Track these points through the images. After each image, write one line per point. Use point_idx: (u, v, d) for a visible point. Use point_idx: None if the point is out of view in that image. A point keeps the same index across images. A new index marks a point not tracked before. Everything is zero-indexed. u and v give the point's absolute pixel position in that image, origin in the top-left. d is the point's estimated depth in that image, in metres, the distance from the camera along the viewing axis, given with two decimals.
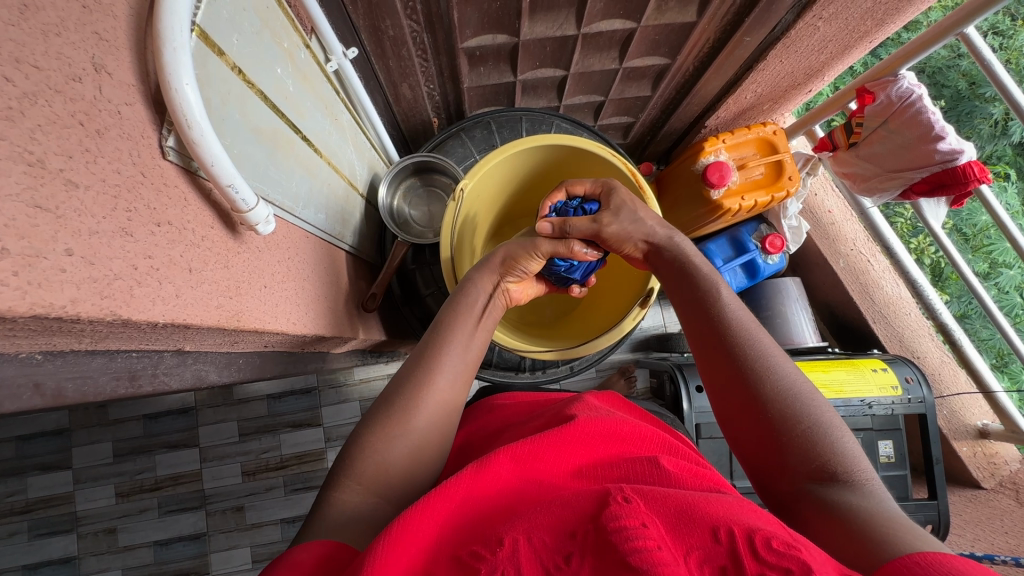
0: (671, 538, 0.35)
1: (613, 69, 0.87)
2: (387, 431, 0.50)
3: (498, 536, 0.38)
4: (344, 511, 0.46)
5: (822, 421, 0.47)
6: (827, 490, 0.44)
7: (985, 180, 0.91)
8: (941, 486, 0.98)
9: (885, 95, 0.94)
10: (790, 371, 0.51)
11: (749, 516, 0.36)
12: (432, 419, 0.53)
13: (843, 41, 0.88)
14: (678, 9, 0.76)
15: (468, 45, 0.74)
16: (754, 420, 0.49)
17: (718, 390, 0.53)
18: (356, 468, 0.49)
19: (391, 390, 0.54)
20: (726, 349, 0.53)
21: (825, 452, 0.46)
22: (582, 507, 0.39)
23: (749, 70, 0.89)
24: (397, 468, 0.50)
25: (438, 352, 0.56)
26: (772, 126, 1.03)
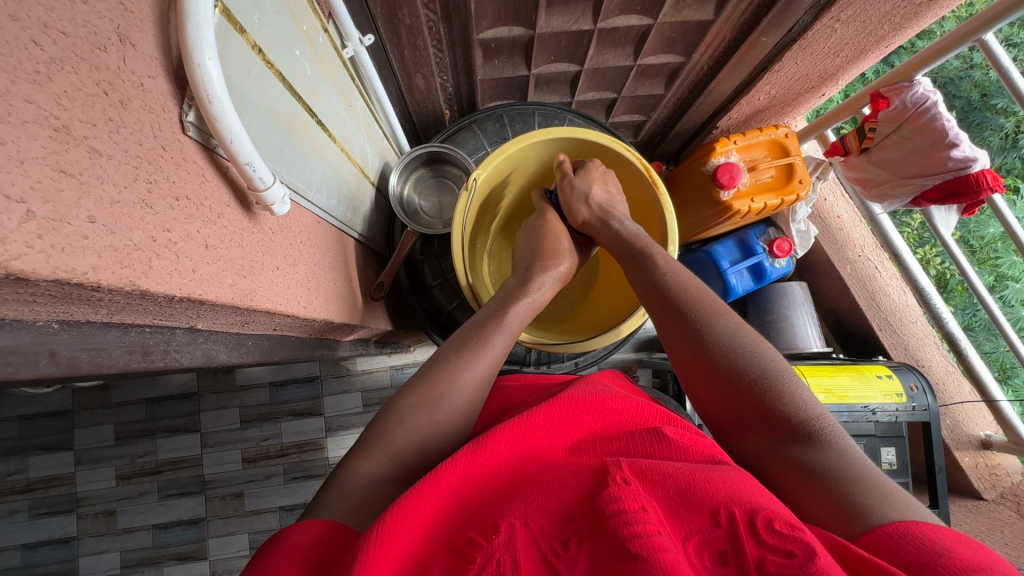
0: (670, 523, 0.35)
1: (627, 66, 0.87)
2: (426, 407, 0.51)
3: (493, 520, 0.38)
4: (368, 485, 0.46)
5: (774, 375, 0.49)
6: (790, 448, 0.45)
7: (999, 188, 0.91)
8: (943, 494, 0.97)
9: (899, 100, 0.94)
10: (737, 331, 0.53)
11: (750, 492, 0.36)
12: (471, 404, 0.54)
13: (859, 45, 0.87)
14: (696, 7, 0.76)
15: (483, 36, 0.74)
16: (713, 387, 0.51)
17: (676, 359, 0.56)
18: (390, 437, 0.49)
19: (434, 365, 0.55)
20: (683, 322, 0.55)
21: (779, 407, 0.47)
22: (580, 488, 0.39)
23: (763, 71, 0.89)
24: (430, 446, 0.50)
25: (484, 341, 0.57)
26: (784, 128, 1.03)
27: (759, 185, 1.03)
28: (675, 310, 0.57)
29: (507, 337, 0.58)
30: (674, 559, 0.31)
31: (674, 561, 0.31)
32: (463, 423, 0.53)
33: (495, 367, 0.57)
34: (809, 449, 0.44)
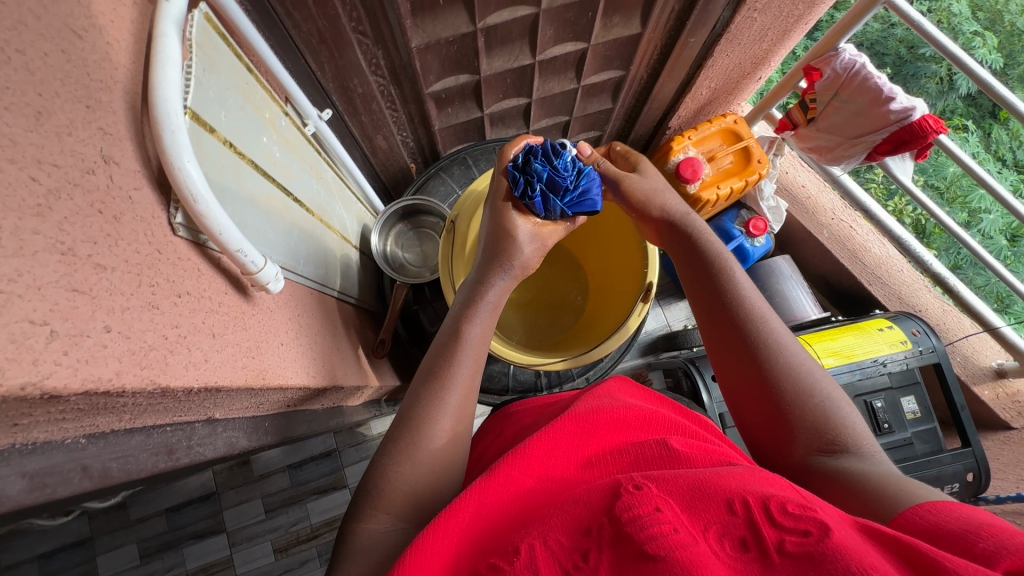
0: (689, 517, 0.35)
1: (573, 88, 0.92)
2: (406, 451, 0.51)
3: (510, 542, 0.38)
4: (376, 541, 0.46)
5: (829, 394, 0.50)
6: (821, 453, 0.48)
7: (944, 127, 0.96)
8: (973, 431, 0.98)
9: (830, 69, 1.00)
10: (796, 349, 0.54)
11: (759, 482, 0.37)
12: (450, 431, 0.53)
13: (780, 27, 0.93)
14: (623, 24, 0.80)
15: (433, 89, 0.78)
16: (750, 390, 0.53)
17: (728, 367, 0.56)
18: (377, 492, 0.49)
19: (411, 403, 0.55)
20: (733, 328, 0.56)
21: (831, 424, 0.49)
22: (595, 500, 0.38)
23: (699, 68, 0.95)
24: (421, 486, 0.50)
25: (452, 358, 0.57)
26: (733, 116, 1.09)
27: (723, 164, 1.07)
28: (722, 314, 0.57)
29: (472, 352, 0.58)
30: (693, 554, 0.32)
31: (695, 556, 0.32)
32: (451, 457, 0.53)
33: (469, 388, 0.56)
34: (846, 457, 0.47)
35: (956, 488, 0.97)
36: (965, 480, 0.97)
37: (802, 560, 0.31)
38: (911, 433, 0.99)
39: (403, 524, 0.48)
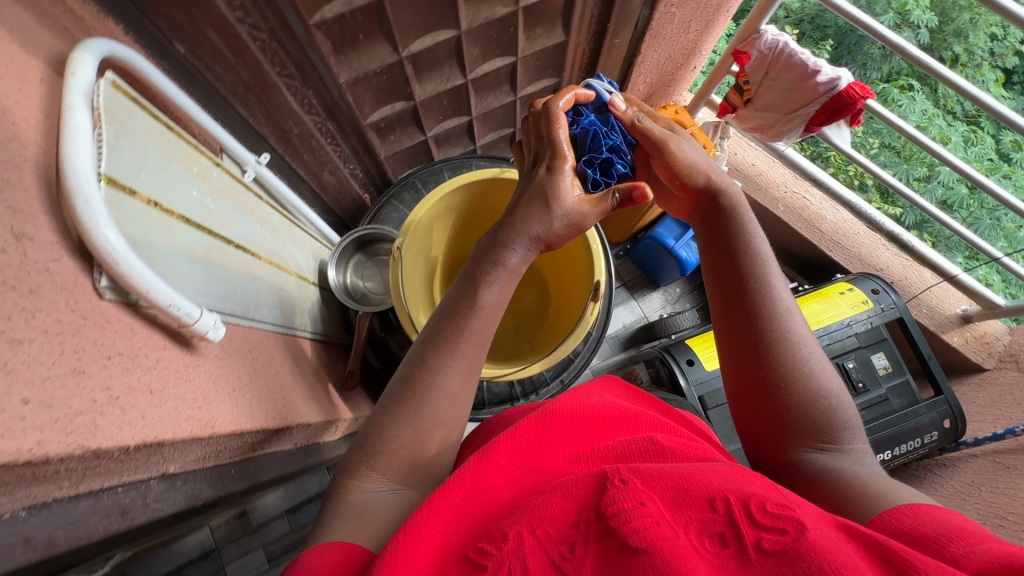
0: (672, 513, 0.37)
1: (510, 101, 0.94)
2: (413, 413, 0.51)
3: (495, 531, 0.39)
4: (371, 501, 0.47)
5: (828, 390, 0.51)
6: (812, 447, 0.49)
7: (871, 94, 1.00)
8: (943, 378, 1.01)
9: (758, 47, 1.06)
10: (805, 341, 0.53)
11: (739, 480, 0.39)
12: (454, 396, 0.53)
13: (702, 18, 0.99)
14: (546, 34, 0.83)
15: (371, 120, 0.80)
16: (752, 374, 0.53)
17: (736, 350, 0.54)
18: (372, 452, 0.50)
19: (416, 360, 0.54)
20: (745, 311, 0.54)
21: (827, 420, 0.50)
22: (583, 494, 0.40)
23: (630, 65, 0.98)
24: (416, 449, 0.50)
25: (460, 330, 0.54)
26: (673, 107, 1.11)
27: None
28: (736, 297, 0.55)
29: (488, 314, 0.56)
30: (673, 548, 0.33)
31: (675, 550, 0.33)
32: (451, 420, 0.53)
33: (477, 356, 0.55)
34: (835, 454, 0.48)
35: (935, 436, 0.99)
36: (942, 427, 0.99)
37: (779, 558, 0.32)
38: (885, 388, 1.01)
39: (397, 486, 0.49)
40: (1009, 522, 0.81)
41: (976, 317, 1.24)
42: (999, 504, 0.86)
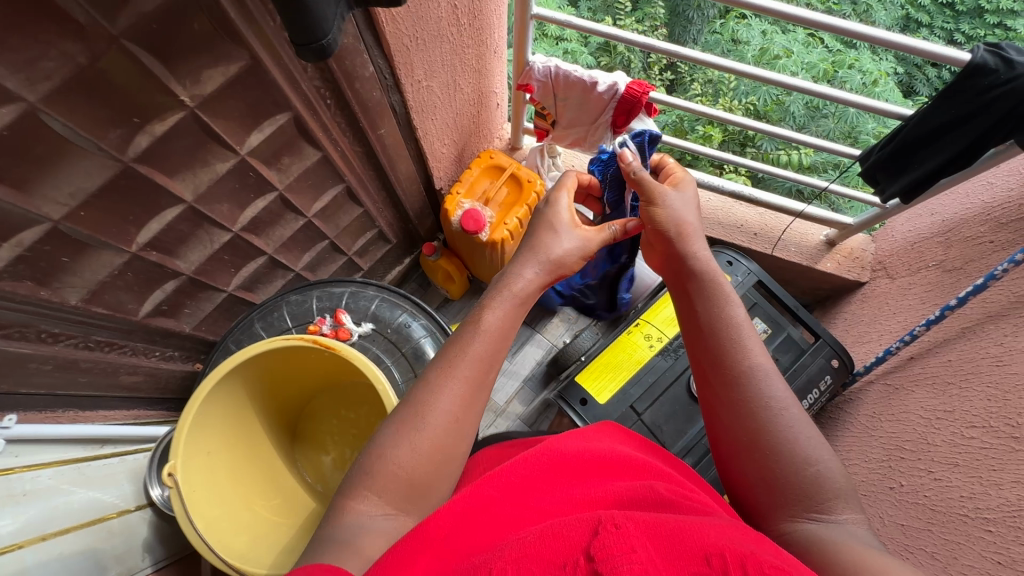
0: (662, 564, 0.34)
1: (304, 222, 0.90)
2: (410, 425, 0.53)
3: (477, 563, 0.38)
4: (360, 524, 0.48)
5: (813, 455, 0.54)
6: (803, 516, 0.51)
7: (651, 86, 1.02)
8: (816, 323, 1.03)
9: (535, 78, 1.07)
10: (786, 404, 0.57)
11: (740, 543, 0.37)
12: (453, 419, 0.54)
13: (467, 73, 1.01)
14: (299, 159, 0.79)
15: (145, 311, 0.74)
16: (741, 437, 0.56)
17: (717, 404, 0.59)
18: (373, 474, 0.51)
19: (427, 381, 0.56)
20: (720, 363, 0.60)
21: (811, 484, 0.52)
22: (572, 534, 0.38)
23: (417, 139, 0.99)
24: (413, 472, 0.51)
25: (460, 352, 0.58)
26: (492, 155, 1.20)
27: (499, 197, 1.17)
28: (716, 357, 0.60)
29: (489, 332, 0.59)
30: None
31: None
32: (454, 442, 0.54)
33: (481, 378, 0.57)
34: (825, 521, 0.50)
35: (830, 380, 1.01)
36: (833, 368, 1.01)
37: None
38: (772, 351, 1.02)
39: (390, 512, 0.50)
40: (906, 452, 0.83)
41: (838, 240, 1.28)
42: (897, 430, 0.88)
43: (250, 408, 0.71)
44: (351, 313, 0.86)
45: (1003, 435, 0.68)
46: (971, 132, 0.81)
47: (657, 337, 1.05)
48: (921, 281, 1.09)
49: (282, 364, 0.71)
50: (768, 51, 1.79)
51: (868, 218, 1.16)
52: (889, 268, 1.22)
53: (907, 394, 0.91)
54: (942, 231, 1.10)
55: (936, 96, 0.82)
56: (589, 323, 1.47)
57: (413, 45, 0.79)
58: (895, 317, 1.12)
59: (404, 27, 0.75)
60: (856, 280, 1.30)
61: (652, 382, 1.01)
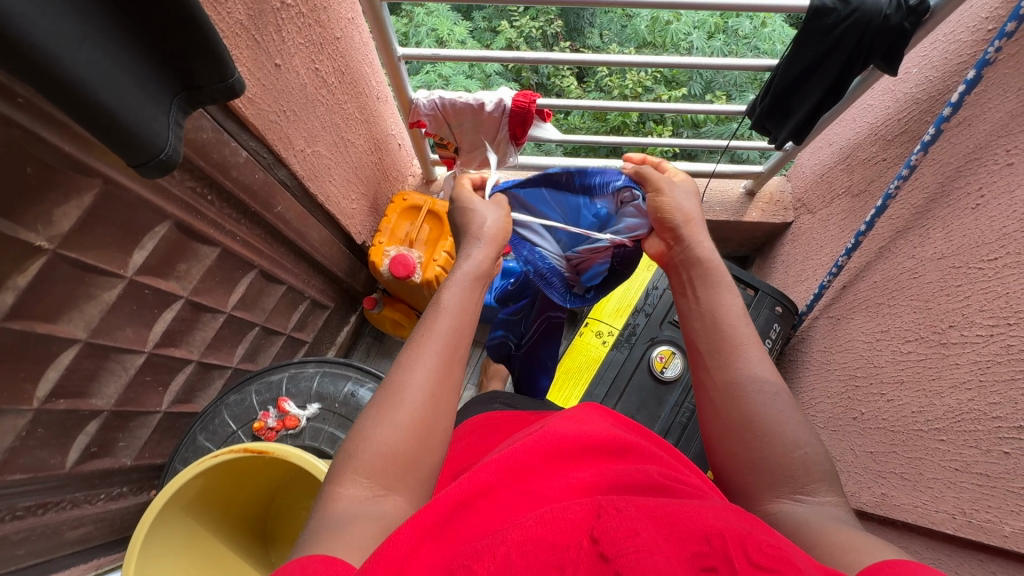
0: (665, 544, 0.35)
1: (225, 317, 0.87)
2: (390, 400, 0.52)
3: (477, 546, 0.37)
4: (348, 505, 0.46)
5: (800, 441, 0.54)
6: (788, 496, 0.51)
7: (536, 93, 1.04)
8: (751, 277, 1.07)
9: (423, 114, 1.07)
10: (777, 393, 0.57)
11: (738, 524, 0.38)
12: (432, 392, 0.53)
13: (354, 126, 1.00)
14: (198, 260, 0.76)
15: (73, 459, 0.70)
16: (732, 417, 0.56)
17: (710, 390, 0.59)
18: (359, 458, 0.49)
19: (400, 361, 0.55)
20: (717, 347, 0.60)
21: (794, 467, 0.52)
22: (575, 519, 0.38)
23: (320, 203, 0.97)
24: (399, 449, 0.50)
25: (433, 326, 0.57)
26: (406, 196, 1.19)
27: (422, 235, 1.16)
28: (711, 342, 0.60)
29: (456, 309, 0.59)
30: None
31: None
32: (435, 417, 0.53)
33: (456, 350, 0.57)
34: (806, 500, 0.51)
35: (778, 326, 1.04)
36: (778, 314, 1.04)
37: None
38: None
39: (379, 492, 0.47)
40: (859, 380, 0.85)
41: (756, 189, 1.32)
42: (846, 359, 0.91)
43: (200, 531, 0.69)
44: (294, 398, 0.85)
45: (933, 343, 0.71)
46: (833, 68, 0.86)
47: (609, 331, 1.06)
48: (836, 210, 1.14)
49: (226, 479, 0.69)
50: (660, 18, 1.74)
51: (776, 163, 1.20)
52: (808, 204, 1.27)
53: (849, 322, 0.94)
54: (842, 159, 1.15)
55: (790, 45, 0.86)
56: None
57: (284, 118, 0.78)
58: (823, 251, 1.16)
59: (267, 104, 0.74)
60: (782, 221, 1.35)
61: (614, 377, 1.03)
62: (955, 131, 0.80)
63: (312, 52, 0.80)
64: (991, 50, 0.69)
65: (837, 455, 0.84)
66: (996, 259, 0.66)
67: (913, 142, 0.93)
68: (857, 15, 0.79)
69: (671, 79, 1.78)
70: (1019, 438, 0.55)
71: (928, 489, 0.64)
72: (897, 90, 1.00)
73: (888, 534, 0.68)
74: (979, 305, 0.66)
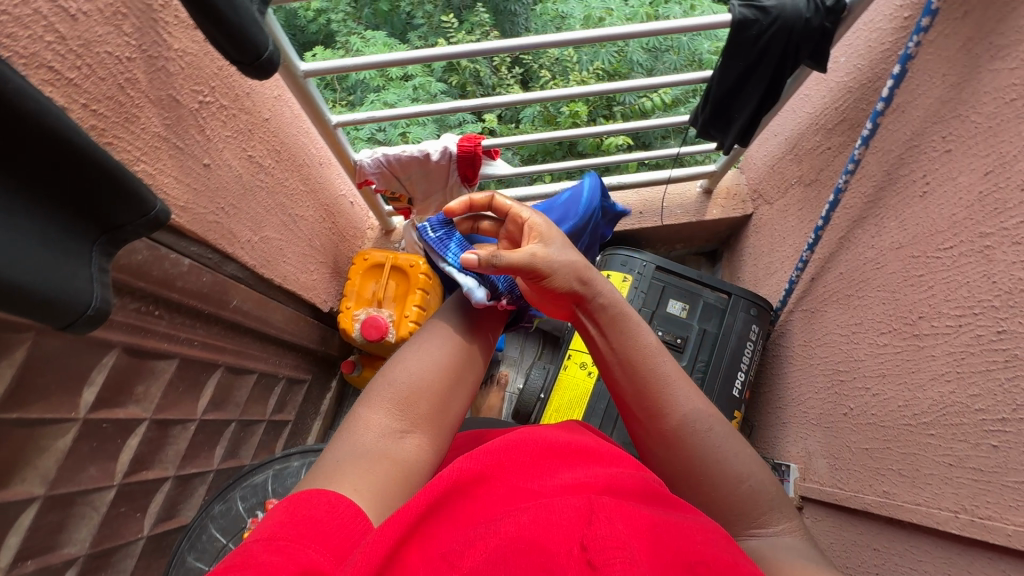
0: (651, 563, 0.36)
1: (195, 424, 0.83)
2: (419, 349, 0.57)
3: (467, 543, 0.37)
4: (378, 430, 0.49)
5: (743, 471, 0.54)
6: (744, 534, 0.51)
7: (479, 135, 1.03)
8: (722, 282, 1.07)
9: (369, 173, 1.05)
10: (707, 427, 0.55)
11: (720, 550, 0.40)
12: (458, 346, 0.59)
13: (299, 199, 0.97)
14: (154, 377, 0.72)
15: None
16: (673, 467, 0.55)
17: (648, 442, 0.57)
18: (393, 385, 0.53)
19: (436, 323, 0.62)
20: (643, 399, 0.57)
21: (742, 501, 0.52)
22: (568, 522, 0.38)
23: (277, 285, 0.94)
24: (426, 388, 0.53)
25: (463, 292, 0.65)
26: (365, 255, 1.15)
27: (389, 292, 1.14)
28: (638, 393, 0.57)
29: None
30: None
31: None
32: (464, 372, 0.58)
33: (480, 317, 0.64)
34: (762, 535, 0.51)
35: (757, 327, 1.05)
36: (754, 315, 1.05)
37: None
38: (697, 326, 1.05)
39: (405, 429, 0.50)
40: (842, 373, 0.86)
41: (711, 187, 1.34)
42: (827, 352, 0.92)
43: None
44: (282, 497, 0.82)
45: (907, 336, 0.72)
46: (765, 75, 0.87)
47: (592, 361, 1.05)
48: (791, 199, 1.16)
49: None
50: (592, 15, 1.82)
51: (726, 161, 1.22)
52: (764, 195, 1.28)
53: (823, 315, 0.95)
54: (789, 149, 1.17)
55: (720, 59, 0.86)
56: (533, 358, 1.46)
57: (224, 215, 0.75)
58: (786, 242, 1.17)
59: (202, 207, 0.70)
60: (742, 214, 1.36)
61: (605, 407, 1.01)
62: (891, 120, 0.81)
63: (242, 140, 0.78)
64: (912, 45, 0.71)
65: (835, 453, 0.84)
66: (952, 248, 0.67)
67: (853, 130, 0.94)
68: (780, 23, 0.80)
69: (613, 73, 1.77)
70: (1006, 431, 0.55)
71: (928, 486, 0.64)
72: (830, 79, 1.02)
73: (895, 533, 0.68)
74: (944, 295, 0.67)
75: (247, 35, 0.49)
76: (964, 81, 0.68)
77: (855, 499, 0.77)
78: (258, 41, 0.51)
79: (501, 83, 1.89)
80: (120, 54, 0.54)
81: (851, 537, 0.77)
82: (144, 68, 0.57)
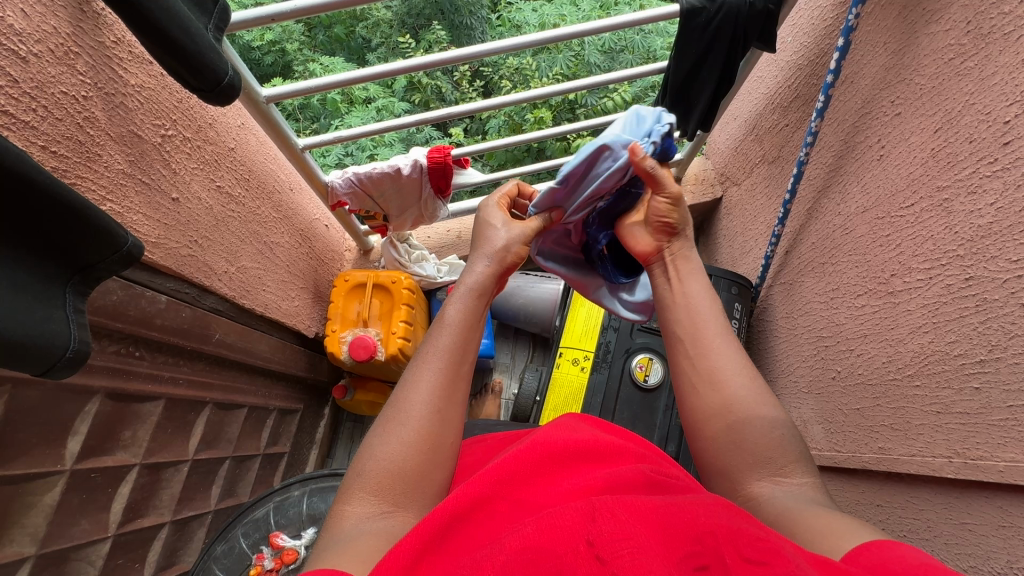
0: (657, 542, 0.36)
1: (187, 466, 0.81)
2: (393, 420, 0.50)
3: (472, 558, 0.36)
4: (354, 526, 0.43)
5: (776, 420, 0.54)
6: (768, 479, 0.51)
7: (448, 146, 1.03)
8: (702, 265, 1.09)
9: (341, 194, 1.04)
10: (745, 377, 0.57)
11: (726, 519, 0.40)
12: (437, 408, 0.51)
13: (273, 227, 0.96)
14: (140, 419, 0.70)
15: None
16: (711, 406, 0.56)
17: (690, 379, 0.58)
18: (366, 473, 0.47)
19: (406, 377, 0.53)
20: (694, 335, 0.60)
21: (771, 446, 0.52)
22: (570, 521, 0.38)
23: (259, 313, 0.93)
24: (407, 466, 0.47)
25: (442, 338, 0.54)
26: (346, 276, 1.14)
27: (374, 311, 1.13)
28: (689, 327, 0.61)
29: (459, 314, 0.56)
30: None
31: None
32: (442, 429, 0.50)
33: (460, 368, 0.54)
34: (784, 484, 0.51)
35: (740, 304, 1.07)
36: (736, 293, 1.07)
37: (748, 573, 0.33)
38: None
39: (385, 509, 0.45)
40: (827, 339, 0.88)
41: (680, 175, 1.36)
42: (809, 320, 0.94)
43: None
44: (286, 530, 0.80)
45: (882, 294, 0.74)
46: (719, 59, 0.89)
47: (584, 356, 1.06)
48: (757, 178, 1.19)
49: None
50: (547, 22, 1.84)
51: (691, 149, 1.24)
52: (731, 177, 1.32)
53: (801, 285, 0.97)
54: (751, 130, 1.20)
55: (674, 47, 0.88)
56: (525, 363, 1.46)
57: (199, 247, 0.74)
58: (757, 220, 1.19)
59: (176, 241, 0.69)
60: (713, 198, 1.39)
61: (603, 401, 1.02)
62: (842, 90, 0.85)
63: (210, 171, 0.77)
64: (851, 18, 0.74)
65: (829, 417, 0.86)
66: (912, 205, 0.70)
67: (807, 105, 0.97)
68: (725, 10, 0.83)
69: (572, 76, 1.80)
70: (986, 371, 0.57)
71: (920, 436, 0.66)
72: (782, 59, 1.06)
73: (895, 487, 0.70)
74: (911, 250, 0.69)
75: (206, 61, 0.49)
76: (903, 46, 0.72)
77: (853, 460, 0.78)
78: (217, 68, 0.51)
79: (463, 98, 1.91)
80: (76, 93, 0.53)
81: (855, 496, 0.78)
82: (102, 105, 0.57)
